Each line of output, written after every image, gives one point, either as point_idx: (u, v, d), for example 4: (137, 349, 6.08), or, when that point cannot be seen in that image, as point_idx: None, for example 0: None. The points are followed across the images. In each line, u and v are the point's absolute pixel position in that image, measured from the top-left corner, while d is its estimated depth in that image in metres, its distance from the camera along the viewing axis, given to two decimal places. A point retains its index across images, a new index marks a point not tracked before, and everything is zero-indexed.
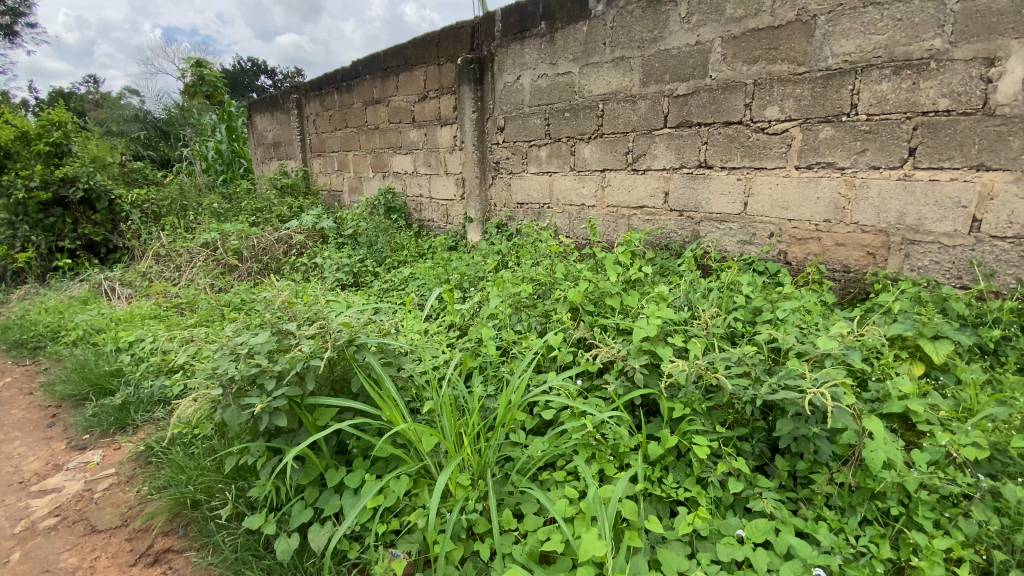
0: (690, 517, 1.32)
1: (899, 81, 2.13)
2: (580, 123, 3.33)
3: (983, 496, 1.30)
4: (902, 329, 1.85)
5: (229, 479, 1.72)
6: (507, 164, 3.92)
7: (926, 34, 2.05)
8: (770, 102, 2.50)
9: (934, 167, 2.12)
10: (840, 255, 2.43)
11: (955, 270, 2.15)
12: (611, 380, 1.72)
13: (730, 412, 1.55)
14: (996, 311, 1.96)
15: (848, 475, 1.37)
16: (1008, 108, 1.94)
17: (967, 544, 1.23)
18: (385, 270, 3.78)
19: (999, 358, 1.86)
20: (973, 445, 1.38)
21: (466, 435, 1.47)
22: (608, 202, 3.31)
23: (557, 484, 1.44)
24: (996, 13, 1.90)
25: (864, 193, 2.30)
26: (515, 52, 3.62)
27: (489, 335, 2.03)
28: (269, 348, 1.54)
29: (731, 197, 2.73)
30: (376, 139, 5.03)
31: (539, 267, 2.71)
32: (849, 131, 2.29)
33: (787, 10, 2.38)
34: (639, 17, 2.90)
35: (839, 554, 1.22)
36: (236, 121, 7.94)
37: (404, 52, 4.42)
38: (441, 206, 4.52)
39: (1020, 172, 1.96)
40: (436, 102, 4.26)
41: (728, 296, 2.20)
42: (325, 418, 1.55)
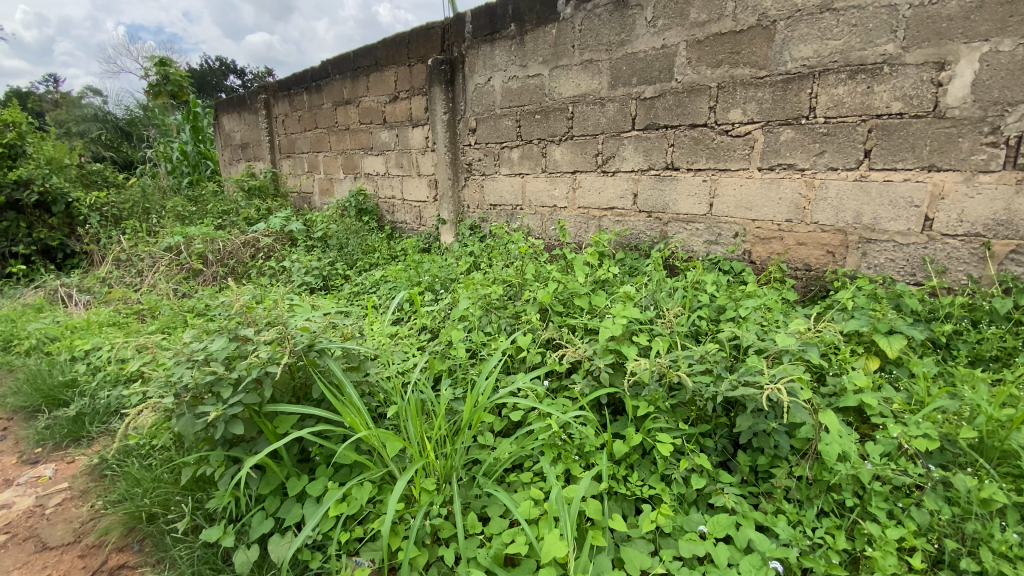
0: (653, 515, 1.32)
1: (855, 86, 2.20)
2: (550, 124, 3.35)
3: (934, 486, 1.35)
4: (858, 325, 1.91)
5: (187, 491, 1.66)
6: (479, 166, 3.90)
7: (879, 40, 2.12)
8: (733, 105, 2.55)
9: (888, 168, 2.19)
10: (801, 254, 2.50)
11: (909, 268, 2.23)
12: (578, 380, 1.73)
13: (693, 409, 1.58)
14: (947, 307, 2.03)
15: (806, 468, 1.41)
16: (958, 111, 2.02)
17: (919, 533, 1.28)
18: (357, 273, 3.72)
19: (951, 352, 1.94)
20: (924, 436, 1.43)
21: (431, 439, 1.45)
22: (578, 203, 3.34)
23: (523, 486, 1.44)
24: (944, 19, 1.98)
25: (823, 193, 2.37)
26: (485, 54, 3.61)
27: (458, 337, 2.02)
28: (226, 355, 1.49)
29: (698, 198, 2.78)
30: (347, 141, 4.96)
31: (510, 268, 2.71)
32: (808, 133, 2.35)
33: (748, 15, 2.43)
34: (606, 20, 2.93)
35: (796, 546, 1.25)
36: (202, 122, 7.72)
37: (374, 52, 4.36)
38: (413, 208, 4.48)
39: (968, 172, 2.04)
40: (408, 103, 4.22)
41: (693, 295, 2.23)
42: (285, 426, 1.51)
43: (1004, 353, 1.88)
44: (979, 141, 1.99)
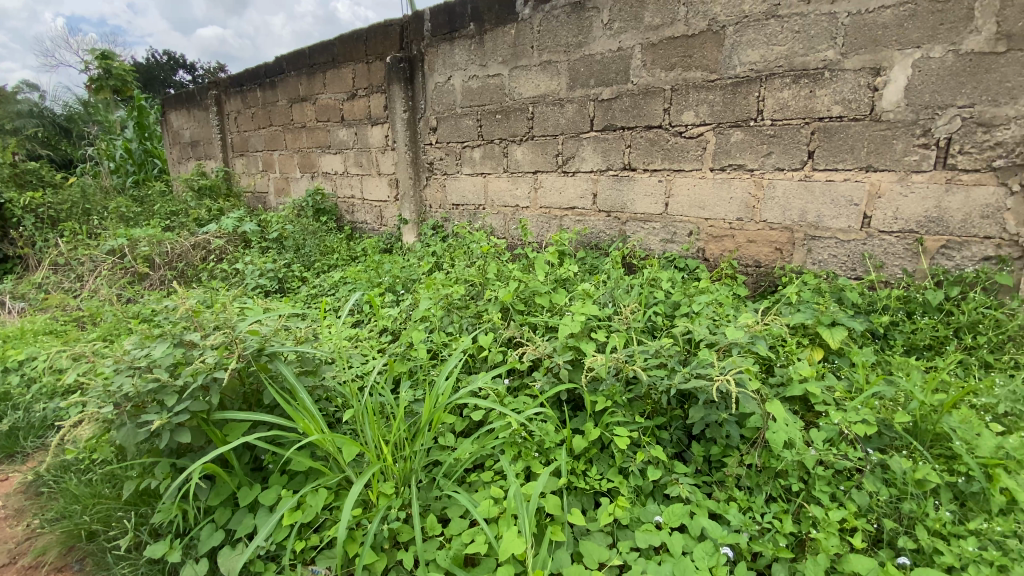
0: (611, 508, 1.35)
1: (798, 90, 2.31)
2: (511, 124, 3.36)
3: (873, 468, 1.43)
4: (804, 318, 2.00)
5: (130, 506, 1.57)
6: (440, 165, 3.87)
7: (820, 46, 2.23)
8: (686, 107, 2.63)
9: (829, 169, 2.31)
10: (751, 251, 2.60)
11: (850, 263, 2.35)
12: (538, 378, 1.74)
13: (648, 402, 1.62)
14: (884, 299, 2.16)
15: (755, 456, 1.46)
16: (892, 114, 2.14)
17: (860, 513, 1.35)
18: (315, 275, 3.62)
19: (888, 342, 2.06)
20: (862, 421, 1.51)
21: (389, 442, 1.43)
22: (540, 203, 3.36)
23: (483, 485, 1.44)
24: (880, 27, 2.10)
25: (771, 193, 2.47)
26: (445, 53, 3.59)
27: (419, 338, 1.99)
28: (170, 361, 1.42)
29: (654, 198, 2.85)
30: (303, 139, 4.83)
31: (471, 268, 2.70)
32: (756, 135, 2.45)
33: (699, 20, 2.51)
34: (564, 22, 2.96)
35: (746, 531, 1.30)
36: (149, 119, 7.35)
37: (331, 49, 4.26)
38: (374, 208, 4.40)
39: (902, 172, 2.16)
40: (366, 101, 4.15)
41: (649, 292, 2.29)
42: (235, 433, 1.46)
43: (936, 342, 2.00)
44: (912, 143, 2.12)
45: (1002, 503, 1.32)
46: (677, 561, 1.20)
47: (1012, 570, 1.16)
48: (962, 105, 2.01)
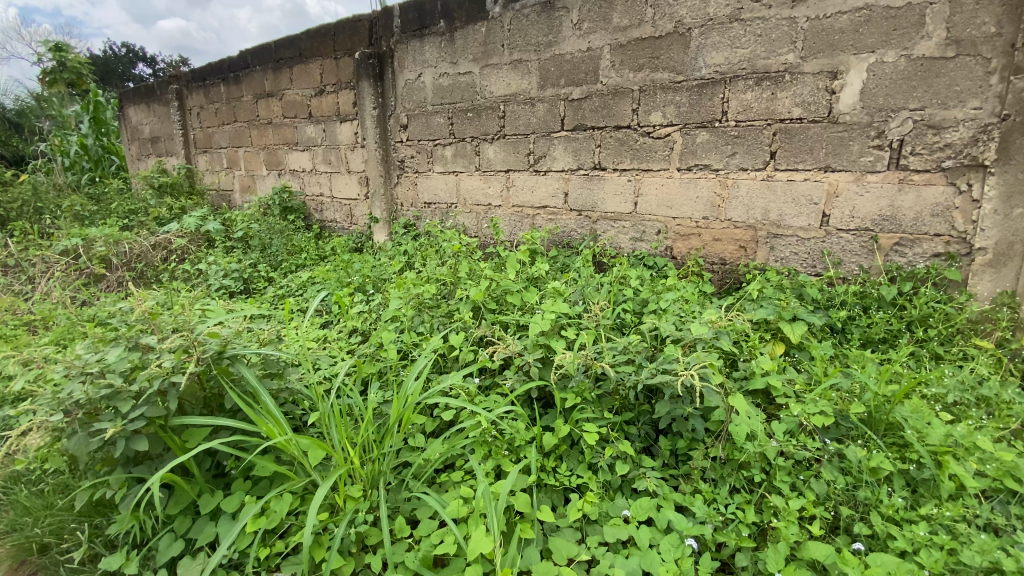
0: (580, 503, 1.36)
1: (761, 92, 2.38)
2: (482, 123, 3.34)
3: (830, 458, 1.49)
4: (766, 314, 2.06)
5: (83, 517, 1.50)
6: (412, 163, 3.83)
7: (781, 50, 2.30)
8: (654, 108, 2.67)
9: (790, 169, 2.38)
10: (717, 249, 2.66)
11: (810, 260, 2.43)
12: (509, 376, 1.74)
13: (617, 398, 1.64)
14: (842, 295, 2.24)
15: (719, 449, 1.50)
16: (849, 116, 2.22)
17: (818, 501, 1.40)
18: (282, 275, 3.54)
19: (846, 336, 2.14)
20: (820, 413, 1.57)
21: (356, 444, 1.41)
22: (512, 202, 3.36)
23: (454, 485, 1.43)
24: (837, 32, 2.17)
25: (736, 192, 2.54)
26: (415, 50, 3.55)
27: (388, 338, 1.97)
28: (125, 366, 1.37)
29: (623, 197, 2.89)
30: (270, 135, 4.70)
31: (443, 267, 2.68)
32: (721, 135, 2.51)
33: (666, 22, 2.56)
34: (534, 21, 2.96)
35: (710, 523, 1.33)
36: (105, 113, 7.04)
37: (297, 43, 4.17)
38: (343, 206, 4.32)
39: (858, 173, 2.25)
40: (334, 98, 4.07)
41: (618, 290, 2.33)
42: (196, 439, 1.41)
43: (890, 335, 2.10)
44: (867, 144, 2.20)
45: (950, 488, 1.39)
46: (644, 554, 1.23)
47: (959, 553, 1.22)
48: (914, 108, 2.09)
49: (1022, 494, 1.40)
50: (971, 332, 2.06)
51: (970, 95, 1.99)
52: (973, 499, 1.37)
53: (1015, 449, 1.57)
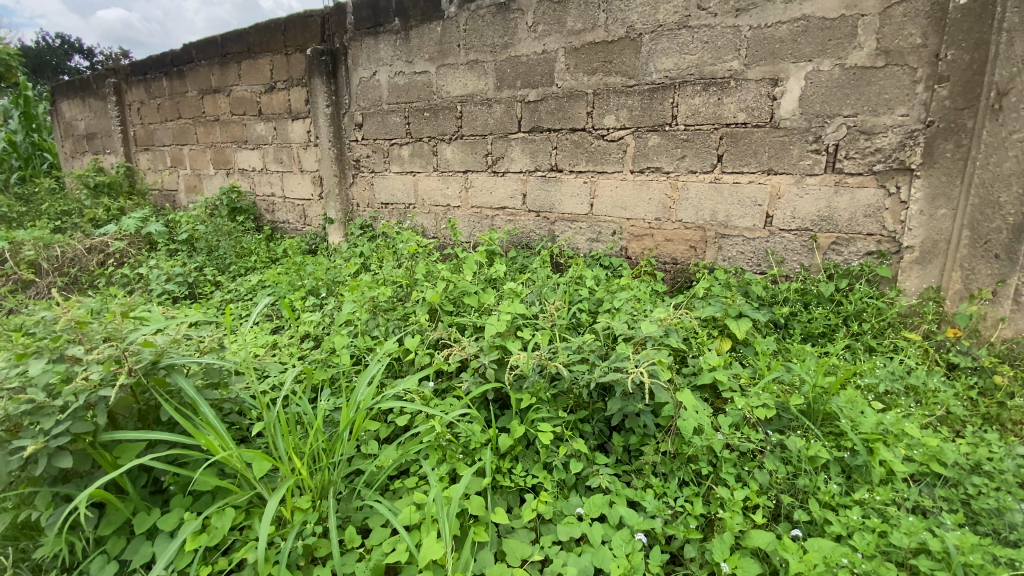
0: (534, 504, 1.37)
1: (708, 97, 2.46)
2: (439, 123, 3.32)
3: (773, 449, 1.56)
4: (714, 311, 2.14)
5: (7, 541, 1.36)
6: (368, 163, 3.76)
7: (726, 57, 2.39)
8: (608, 111, 2.72)
9: (736, 172, 2.48)
10: (669, 249, 2.73)
11: (756, 259, 2.54)
12: (464, 378, 1.74)
13: (572, 397, 1.66)
14: (784, 292, 2.35)
15: (669, 443, 1.55)
16: (789, 122, 2.33)
17: (761, 491, 1.46)
18: (230, 279, 3.39)
19: (788, 331, 2.25)
20: (763, 405, 1.64)
21: (304, 454, 1.37)
22: (471, 203, 3.35)
23: (407, 491, 1.41)
24: (777, 41, 2.28)
25: (685, 194, 2.62)
26: (369, 47, 3.48)
27: (341, 343, 1.93)
28: (49, 380, 1.28)
29: (580, 199, 2.93)
30: (217, 133, 4.51)
31: (399, 268, 2.64)
32: (671, 139, 2.59)
33: (618, 27, 2.61)
34: (489, 22, 2.96)
35: (660, 516, 1.38)
36: (35, 108, 6.58)
37: (245, 38, 4.01)
38: (296, 206, 4.19)
39: (798, 175, 2.36)
40: (286, 95, 3.94)
41: (573, 290, 2.37)
42: (128, 455, 1.34)
43: (828, 329, 2.21)
44: (805, 149, 2.32)
45: (880, 474, 1.48)
46: (596, 551, 1.25)
47: (889, 535, 1.31)
48: (847, 115, 2.21)
49: (945, 476, 1.51)
50: (901, 325, 2.20)
51: (897, 103, 2.12)
52: (901, 483, 1.46)
53: (938, 434, 1.69)
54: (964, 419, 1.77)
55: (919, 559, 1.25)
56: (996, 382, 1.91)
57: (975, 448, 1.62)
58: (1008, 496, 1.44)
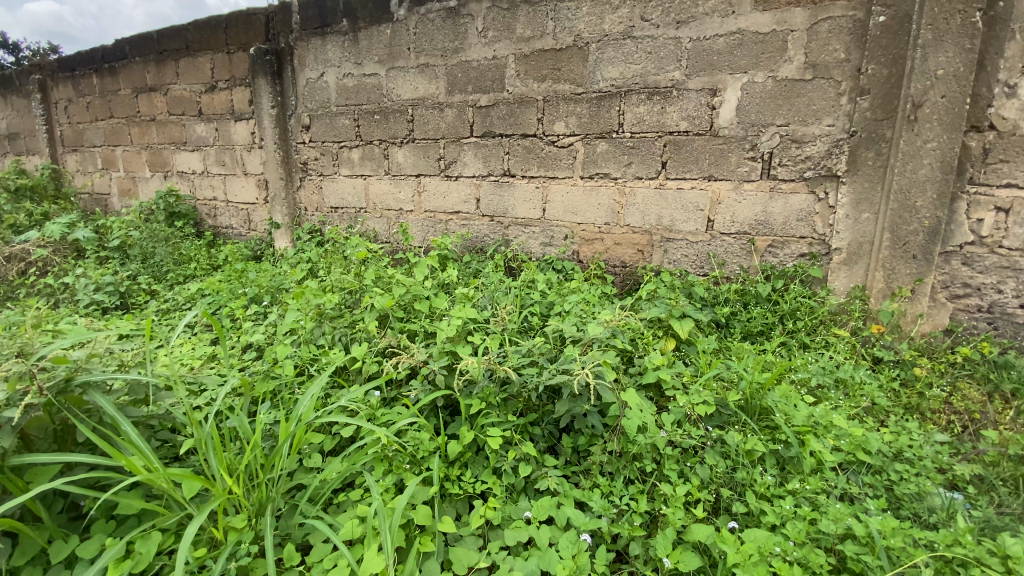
0: (482, 510, 1.37)
1: (652, 106, 2.54)
2: (389, 126, 3.27)
3: (713, 444, 1.62)
4: (659, 312, 2.21)
5: None
6: (316, 166, 3.66)
7: (669, 67, 2.48)
8: (557, 117, 2.77)
9: (679, 178, 2.57)
10: (618, 253, 2.80)
11: (699, 262, 2.64)
12: (413, 386, 1.71)
13: (521, 401, 1.67)
14: (725, 293, 2.45)
15: (615, 442, 1.58)
16: (727, 130, 2.43)
17: (702, 485, 1.52)
18: (168, 288, 3.22)
19: (729, 330, 2.35)
20: (703, 403, 1.71)
21: (239, 471, 1.31)
22: (423, 207, 3.32)
23: (351, 505, 1.37)
24: (715, 53, 2.38)
25: (633, 200, 2.69)
26: (316, 48, 3.40)
27: (284, 353, 1.86)
28: None
29: (532, 204, 2.96)
30: (153, 133, 4.28)
31: (348, 274, 2.58)
32: (618, 146, 2.66)
33: (566, 35, 2.66)
34: (439, 26, 2.95)
35: (606, 515, 1.41)
36: None
37: (183, 34, 3.83)
38: (239, 211, 4.03)
39: (736, 182, 2.47)
40: (228, 95, 3.79)
41: (525, 294, 2.40)
42: (41, 479, 1.25)
43: (766, 328, 2.33)
44: (742, 156, 2.43)
45: (811, 464, 1.57)
46: (543, 554, 1.26)
47: (818, 522, 1.38)
48: (780, 124, 2.34)
49: (869, 464, 1.62)
50: (832, 322, 2.34)
51: (824, 114, 2.26)
52: (830, 472, 1.56)
53: (864, 424, 1.81)
54: (888, 409, 1.90)
55: (845, 544, 1.32)
56: (916, 374, 2.06)
57: (897, 436, 1.74)
58: (926, 480, 1.56)
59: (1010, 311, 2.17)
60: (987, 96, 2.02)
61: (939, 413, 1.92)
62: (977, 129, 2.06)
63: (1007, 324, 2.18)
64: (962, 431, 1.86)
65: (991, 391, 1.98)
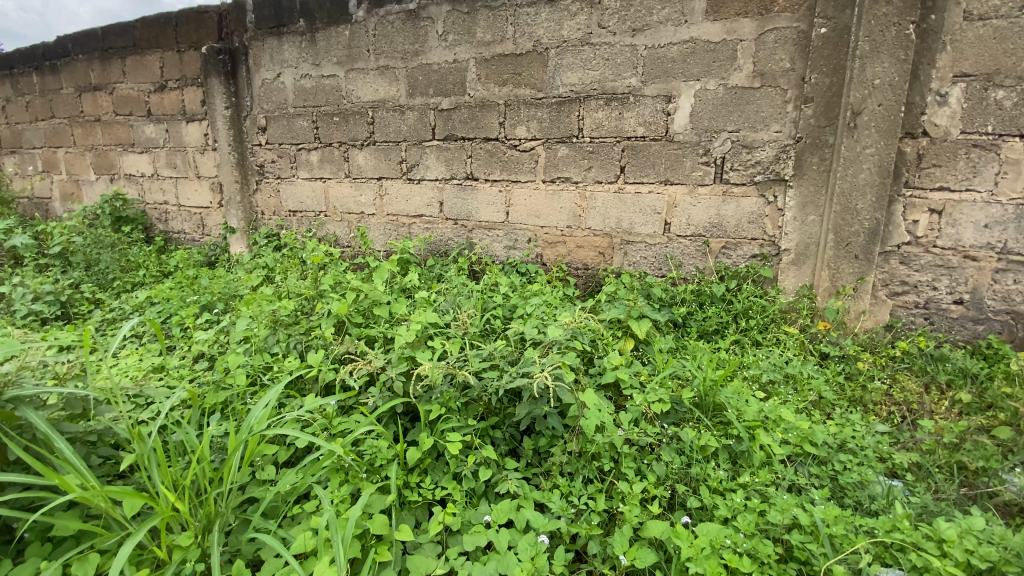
0: (441, 516, 1.37)
1: (610, 111, 2.60)
2: (349, 128, 3.22)
3: (669, 441, 1.67)
4: (618, 313, 2.26)
5: None
6: (273, 168, 3.56)
7: (626, 73, 2.53)
8: (519, 122, 2.79)
9: (637, 182, 2.63)
10: (580, 256, 2.84)
11: (657, 263, 2.70)
12: (372, 393, 1.68)
13: (482, 405, 1.67)
14: (682, 293, 2.53)
15: (575, 443, 1.61)
16: (682, 136, 2.51)
17: (658, 482, 1.56)
18: (114, 296, 3.07)
19: (687, 329, 2.43)
20: (659, 400, 1.76)
21: (185, 487, 1.26)
22: (386, 210, 3.28)
23: (306, 517, 1.35)
24: (669, 60, 2.45)
25: (594, 203, 2.74)
26: (272, 48, 3.32)
27: (237, 362, 1.81)
28: None
29: (495, 207, 2.97)
30: (98, 135, 4.08)
31: (306, 279, 2.52)
32: (578, 150, 2.70)
33: (526, 41, 2.69)
34: (399, 29, 2.93)
35: (565, 516, 1.43)
36: None
37: (129, 31, 3.67)
38: (192, 215, 3.88)
39: (690, 186, 2.55)
40: (178, 95, 3.65)
41: (487, 298, 2.41)
42: None
43: (720, 327, 2.41)
44: (697, 161, 2.51)
45: (761, 457, 1.63)
46: (501, 558, 1.27)
47: (767, 513, 1.44)
48: (731, 130, 2.42)
49: (815, 455, 1.69)
50: (782, 319, 2.44)
51: (772, 120, 2.35)
52: (778, 465, 1.62)
53: (812, 417, 1.89)
54: (833, 402, 2.00)
55: (791, 534, 1.38)
56: (859, 367, 2.17)
57: (841, 428, 1.83)
58: (867, 469, 1.65)
59: (945, 307, 2.31)
60: (920, 104, 2.15)
61: (881, 404, 2.03)
62: (911, 136, 2.19)
63: (942, 319, 2.31)
64: (901, 420, 1.97)
65: (928, 383, 2.11)
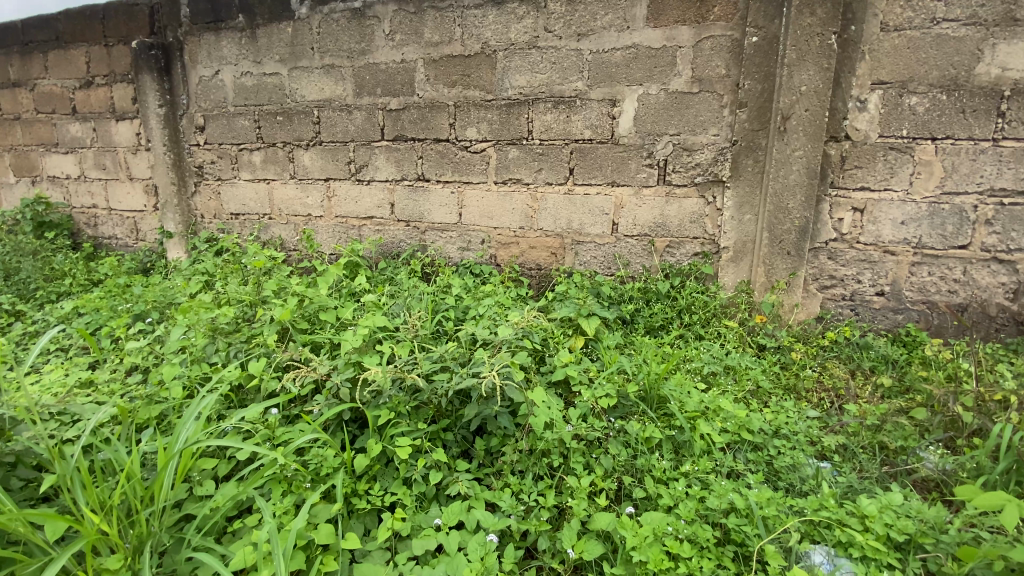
0: (390, 522, 1.36)
1: (558, 114, 2.64)
2: (294, 128, 3.13)
3: (616, 435, 1.72)
4: (569, 312, 2.31)
5: None
6: (213, 170, 3.42)
7: (572, 77, 2.59)
8: (469, 123, 2.79)
9: (586, 184, 2.69)
10: (532, 256, 2.88)
11: (607, 262, 2.78)
12: (317, 401, 1.66)
13: (432, 408, 1.67)
14: (630, 291, 2.61)
15: (524, 441, 1.63)
16: (627, 139, 2.58)
17: (606, 475, 1.60)
18: (37, 307, 2.86)
19: (635, 326, 2.51)
20: (606, 395, 1.82)
21: (114, 508, 1.21)
22: (335, 212, 3.21)
23: (248, 531, 1.32)
24: (613, 65, 2.52)
25: (544, 205, 2.78)
26: (209, 43, 3.18)
27: (172, 373, 1.73)
28: None
29: (447, 209, 2.97)
30: (17, 134, 3.79)
31: (249, 285, 2.44)
32: (528, 152, 2.73)
33: (473, 43, 2.70)
34: (344, 27, 2.88)
35: (514, 513, 1.46)
36: None
37: (51, 24, 3.43)
38: (125, 219, 3.67)
39: (636, 188, 2.63)
40: (107, 92, 3.44)
41: (439, 300, 2.40)
42: None
43: (666, 322, 2.51)
44: (641, 163, 2.59)
45: (701, 446, 1.72)
46: (451, 559, 1.28)
47: (707, 499, 1.51)
48: (673, 134, 2.52)
49: (752, 442, 1.79)
50: (723, 314, 2.55)
51: (710, 124, 2.46)
52: (718, 452, 1.71)
53: (750, 406, 2.00)
54: (769, 391, 2.12)
55: (729, 517, 1.46)
56: (793, 357, 2.31)
57: (776, 415, 1.94)
58: (799, 452, 1.76)
59: (868, 298, 2.49)
60: (843, 110, 2.31)
61: (812, 391, 2.16)
62: (835, 139, 2.35)
63: (866, 310, 2.49)
64: (830, 405, 2.10)
65: (854, 369, 2.27)
